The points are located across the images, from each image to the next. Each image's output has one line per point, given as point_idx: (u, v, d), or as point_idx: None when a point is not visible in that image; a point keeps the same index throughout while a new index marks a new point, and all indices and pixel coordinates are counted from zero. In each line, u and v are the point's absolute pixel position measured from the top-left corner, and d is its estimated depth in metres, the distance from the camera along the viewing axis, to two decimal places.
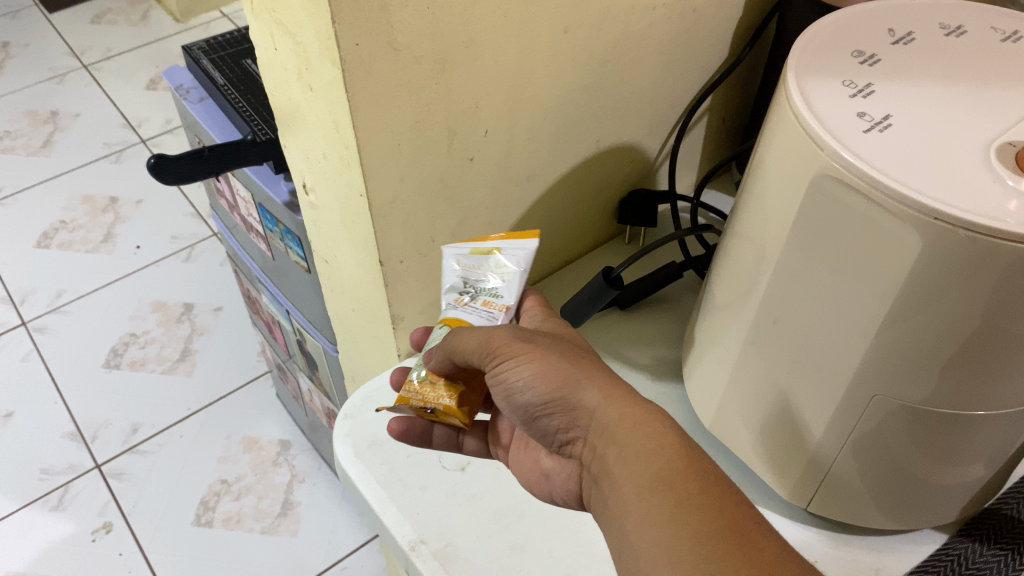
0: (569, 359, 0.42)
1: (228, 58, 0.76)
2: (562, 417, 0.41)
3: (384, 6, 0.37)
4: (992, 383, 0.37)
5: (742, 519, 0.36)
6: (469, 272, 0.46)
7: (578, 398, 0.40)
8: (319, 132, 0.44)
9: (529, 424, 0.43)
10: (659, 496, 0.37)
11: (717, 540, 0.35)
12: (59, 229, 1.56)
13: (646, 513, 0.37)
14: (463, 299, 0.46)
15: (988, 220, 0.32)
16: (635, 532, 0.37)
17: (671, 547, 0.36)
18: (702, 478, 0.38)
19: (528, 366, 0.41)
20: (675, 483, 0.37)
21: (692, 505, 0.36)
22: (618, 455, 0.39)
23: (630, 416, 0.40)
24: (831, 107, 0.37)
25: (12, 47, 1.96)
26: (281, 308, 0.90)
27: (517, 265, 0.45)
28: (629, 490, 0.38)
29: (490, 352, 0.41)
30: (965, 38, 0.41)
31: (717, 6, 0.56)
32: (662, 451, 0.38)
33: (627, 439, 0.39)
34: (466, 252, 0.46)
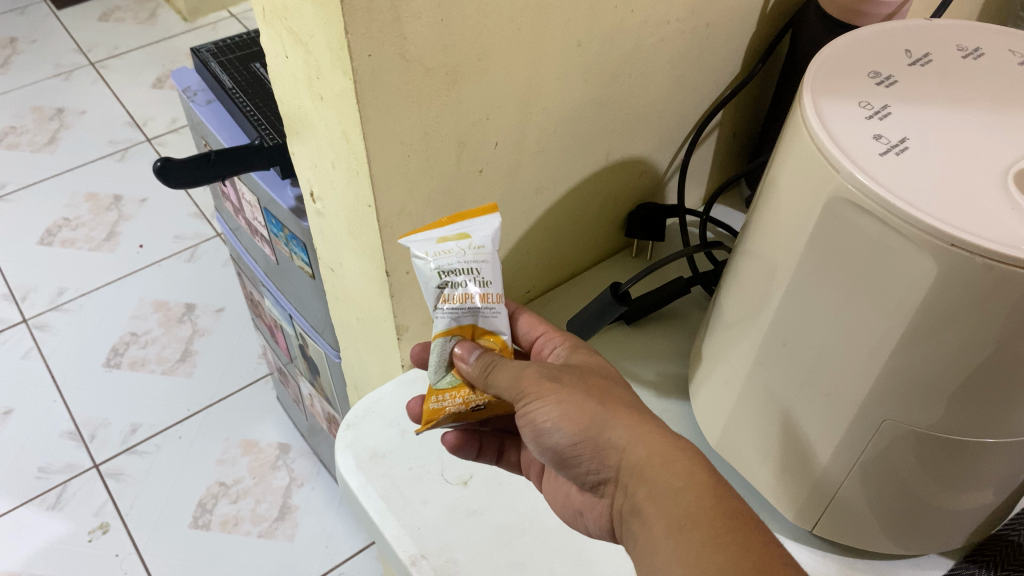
0: (597, 397, 0.42)
1: (236, 60, 0.76)
2: (592, 456, 0.41)
3: (397, 17, 0.37)
4: (1002, 410, 0.37)
5: (770, 557, 0.37)
6: (446, 264, 0.39)
7: (608, 437, 0.41)
8: (327, 141, 0.44)
9: (561, 464, 0.43)
10: (686, 533, 0.38)
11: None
12: (62, 227, 1.56)
13: (675, 554, 0.37)
14: (449, 296, 0.40)
15: (1004, 247, 0.31)
16: (665, 570, 0.38)
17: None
18: (730, 516, 0.38)
19: (555, 405, 0.41)
20: (702, 521, 0.38)
21: (719, 544, 0.37)
22: (646, 492, 0.40)
23: (658, 453, 0.40)
24: (846, 128, 0.37)
25: (19, 43, 1.96)
26: (283, 313, 0.89)
27: (493, 249, 0.39)
28: (658, 528, 0.39)
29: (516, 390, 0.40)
30: (982, 61, 0.41)
31: (731, 21, 0.55)
32: (691, 489, 0.39)
33: (656, 478, 0.39)
34: (432, 242, 0.39)
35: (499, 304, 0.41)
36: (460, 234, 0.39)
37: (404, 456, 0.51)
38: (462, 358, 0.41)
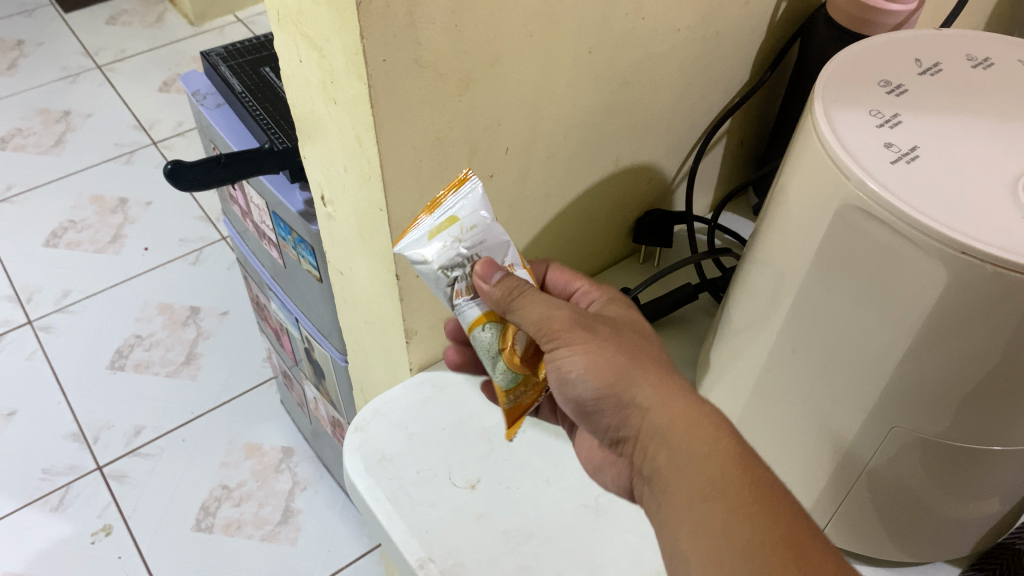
0: (627, 354, 0.43)
1: (246, 65, 0.76)
2: (616, 412, 0.43)
3: (412, 23, 0.37)
4: (1009, 419, 0.37)
5: (797, 529, 0.37)
6: (450, 259, 0.41)
7: (632, 395, 0.42)
8: (340, 144, 0.44)
9: (585, 413, 0.44)
10: (713, 504, 0.38)
11: (770, 555, 0.37)
12: (67, 229, 1.57)
13: (699, 524, 0.38)
14: (461, 290, 0.42)
15: (1014, 255, 0.31)
16: (689, 538, 0.39)
17: (724, 560, 0.37)
18: (758, 487, 0.38)
19: (581, 356, 0.42)
20: (729, 492, 0.38)
21: (747, 517, 0.38)
22: (670, 458, 0.41)
23: (681, 417, 0.41)
24: (857, 137, 0.37)
25: (26, 46, 1.97)
26: (289, 316, 0.90)
27: (485, 221, 0.41)
28: (682, 496, 0.40)
29: (547, 334, 0.42)
30: (991, 71, 0.41)
31: (740, 29, 0.56)
32: (715, 457, 0.39)
33: (677, 441, 0.41)
34: (425, 242, 0.41)
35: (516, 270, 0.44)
36: (446, 221, 0.41)
37: (411, 459, 0.51)
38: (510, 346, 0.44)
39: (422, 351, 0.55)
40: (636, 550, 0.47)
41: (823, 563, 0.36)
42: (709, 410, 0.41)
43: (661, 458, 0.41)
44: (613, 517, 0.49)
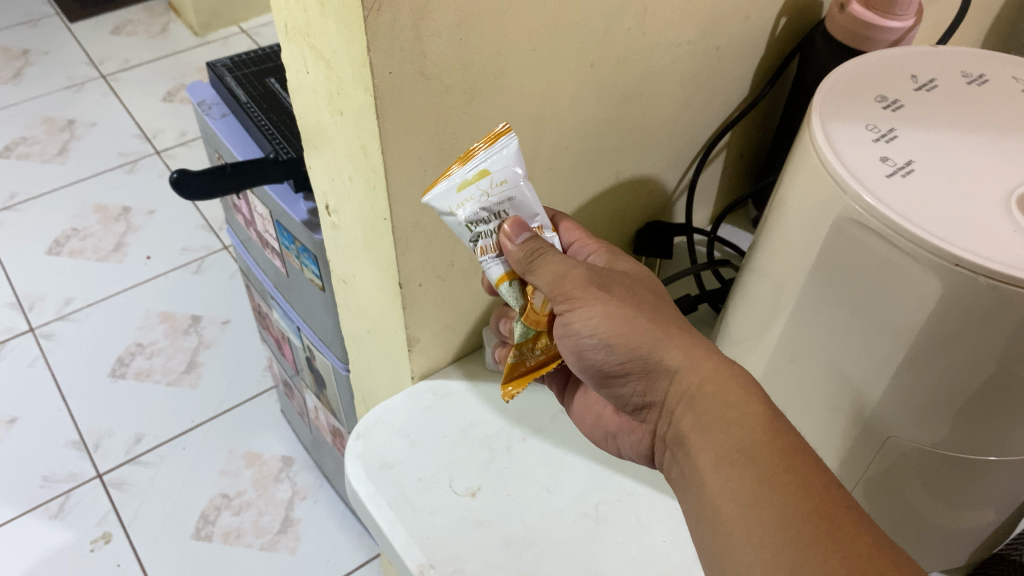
0: (648, 315, 0.43)
1: (252, 75, 0.77)
2: (640, 374, 0.43)
3: (418, 35, 0.38)
4: (1004, 429, 0.38)
5: (833, 500, 0.35)
6: (476, 214, 0.40)
7: (658, 357, 0.42)
8: (345, 155, 0.45)
9: (605, 377, 0.44)
10: (742, 469, 0.37)
11: (802, 523, 0.35)
12: (70, 237, 1.58)
13: (726, 488, 0.37)
14: (486, 246, 0.41)
15: (1008, 268, 0.32)
16: (714, 504, 0.37)
17: (752, 527, 0.36)
18: (789, 453, 0.37)
19: (602, 317, 0.42)
20: (759, 459, 0.37)
21: (778, 484, 0.36)
22: (698, 422, 0.40)
23: (710, 380, 0.40)
24: (854, 151, 0.38)
25: (32, 55, 1.98)
26: (291, 325, 0.90)
27: (516, 176, 0.40)
28: (708, 462, 0.39)
29: (563, 295, 0.42)
30: (986, 87, 0.42)
31: (741, 44, 0.56)
32: (745, 422, 0.38)
33: (707, 405, 0.40)
34: (455, 193, 0.39)
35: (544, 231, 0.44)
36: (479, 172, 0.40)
37: (414, 466, 0.52)
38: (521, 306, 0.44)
39: (424, 359, 0.56)
40: (636, 558, 0.48)
41: (859, 537, 0.34)
42: (737, 373, 0.40)
43: (688, 421, 0.41)
44: (614, 525, 0.49)
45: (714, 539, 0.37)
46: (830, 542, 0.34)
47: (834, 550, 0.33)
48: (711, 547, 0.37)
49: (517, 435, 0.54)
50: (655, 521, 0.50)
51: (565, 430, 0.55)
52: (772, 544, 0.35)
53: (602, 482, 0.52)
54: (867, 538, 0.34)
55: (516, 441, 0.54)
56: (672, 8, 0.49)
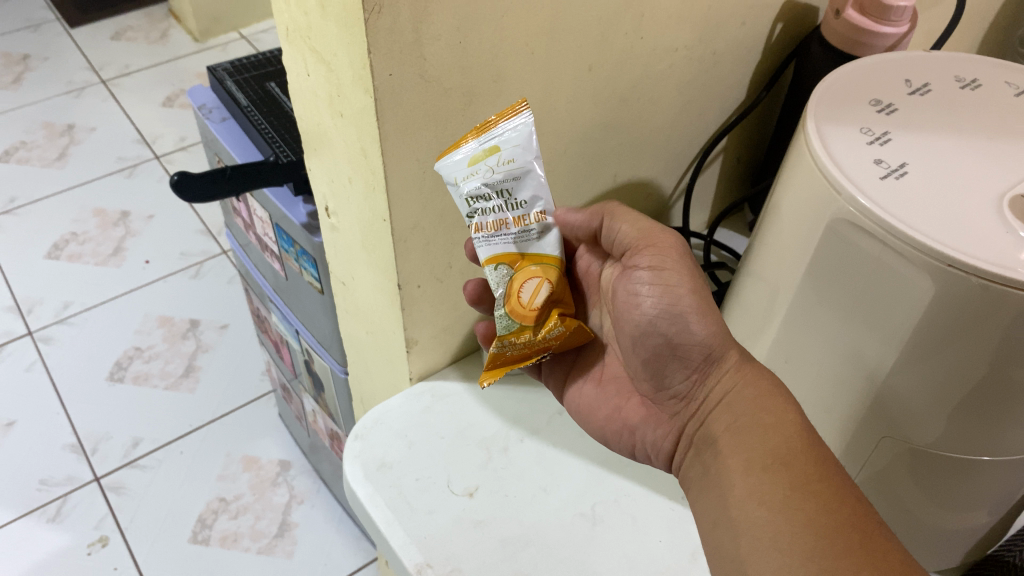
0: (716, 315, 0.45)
1: (252, 79, 0.77)
2: (697, 365, 0.45)
3: (418, 39, 0.38)
4: (997, 429, 0.38)
5: (860, 512, 0.37)
6: (477, 188, 0.42)
7: (722, 354, 0.44)
8: (345, 157, 0.45)
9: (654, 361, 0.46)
10: (775, 475, 0.39)
11: (834, 531, 0.36)
12: (69, 241, 1.58)
13: (755, 492, 0.39)
14: (480, 224, 0.43)
15: (1000, 268, 0.32)
16: (739, 506, 0.39)
17: (782, 531, 0.37)
18: (821, 464, 0.39)
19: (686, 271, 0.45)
20: (794, 465, 0.39)
21: (808, 491, 0.38)
22: (734, 422, 0.42)
23: (757, 386, 0.43)
24: (848, 153, 0.38)
25: (32, 60, 1.99)
26: (290, 328, 0.91)
27: (524, 157, 0.42)
28: (739, 467, 0.40)
29: (646, 245, 0.45)
30: (979, 91, 0.42)
31: (737, 50, 0.57)
32: (782, 431, 0.41)
33: (748, 404, 0.42)
34: (464, 166, 0.41)
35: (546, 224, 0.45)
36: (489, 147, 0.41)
37: (411, 467, 0.52)
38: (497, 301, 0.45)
39: (422, 361, 0.56)
40: (631, 559, 0.48)
41: (889, 551, 0.36)
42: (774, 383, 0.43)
43: (723, 422, 0.43)
44: (610, 526, 0.50)
45: (737, 544, 0.38)
46: (861, 552, 0.35)
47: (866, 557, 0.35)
48: (734, 554, 0.38)
49: (515, 436, 0.54)
50: (651, 522, 0.50)
51: (561, 432, 0.55)
52: (803, 550, 0.36)
53: (599, 484, 0.52)
54: (896, 554, 0.36)
55: (513, 442, 0.54)
56: (669, 13, 0.49)
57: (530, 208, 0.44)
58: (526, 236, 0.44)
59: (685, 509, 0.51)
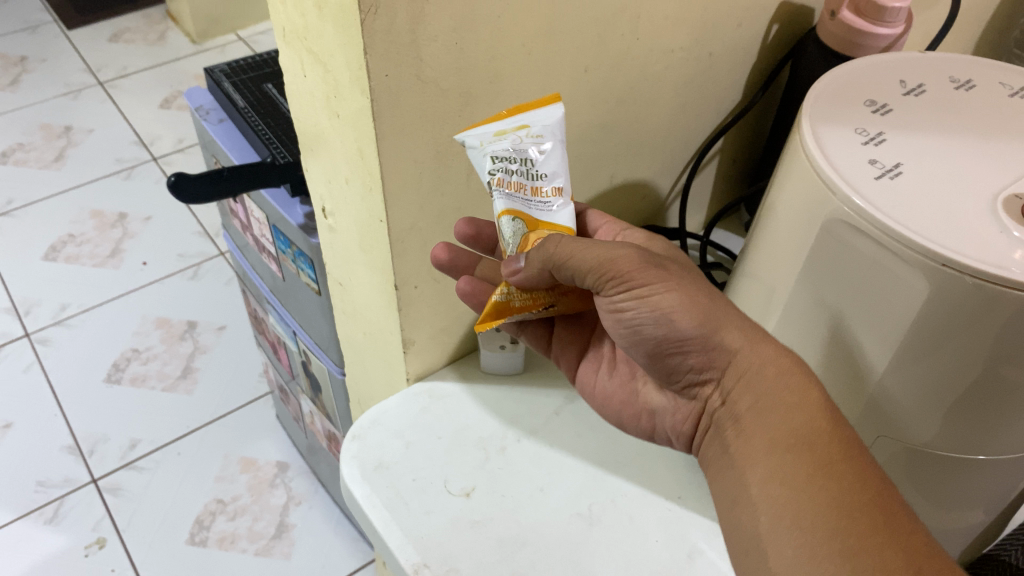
0: (708, 295, 0.43)
1: (250, 81, 0.77)
2: (699, 356, 0.43)
3: (415, 39, 0.38)
4: (991, 428, 0.38)
5: (884, 493, 0.38)
6: (504, 150, 0.42)
7: (720, 339, 0.42)
8: (342, 157, 0.45)
9: (656, 360, 0.45)
10: (798, 456, 0.40)
11: (856, 514, 0.38)
12: (66, 243, 1.58)
13: (777, 472, 0.40)
14: (501, 180, 0.43)
15: (994, 268, 0.32)
16: (760, 487, 0.41)
17: (804, 514, 0.38)
18: (843, 442, 0.40)
19: (664, 293, 0.42)
20: (818, 446, 0.40)
21: (831, 473, 0.39)
22: (756, 402, 0.42)
23: (772, 363, 0.42)
24: (844, 153, 0.38)
25: (29, 62, 1.99)
26: (287, 330, 0.91)
27: (552, 135, 0.43)
28: (763, 446, 0.41)
29: (613, 278, 0.42)
30: (973, 92, 0.42)
31: (733, 51, 0.57)
32: (804, 408, 0.41)
33: (769, 386, 0.41)
34: (490, 133, 0.42)
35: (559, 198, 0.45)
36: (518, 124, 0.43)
37: (409, 467, 0.52)
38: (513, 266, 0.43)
39: (419, 361, 0.56)
40: (628, 559, 0.48)
41: (910, 532, 0.37)
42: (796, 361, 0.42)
43: (744, 403, 0.43)
44: (607, 526, 0.50)
45: (758, 524, 0.40)
46: (880, 537, 0.37)
47: (887, 542, 0.37)
48: (754, 530, 0.40)
49: (512, 437, 0.54)
50: (649, 522, 0.50)
51: (558, 433, 0.55)
52: (824, 531, 0.38)
53: (596, 484, 0.52)
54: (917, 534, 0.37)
55: (510, 442, 0.54)
56: (665, 13, 0.50)
57: (549, 180, 0.44)
58: (542, 205, 0.45)
59: (681, 509, 0.51)
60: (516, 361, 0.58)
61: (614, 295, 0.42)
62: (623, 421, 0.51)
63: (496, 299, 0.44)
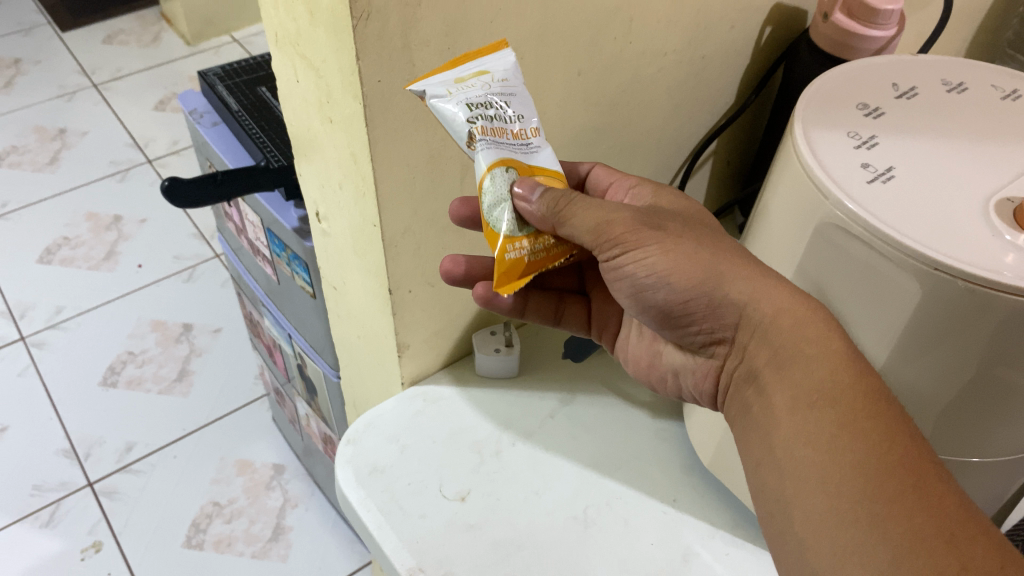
0: (708, 248, 0.41)
1: (243, 84, 0.77)
2: (706, 315, 0.41)
3: (407, 44, 0.38)
4: (985, 430, 0.38)
5: (916, 451, 0.34)
6: (477, 96, 0.39)
7: (725, 293, 0.40)
8: (335, 161, 0.45)
9: (668, 319, 0.43)
10: (821, 413, 0.37)
11: (884, 476, 0.34)
12: (61, 246, 1.57)
13: (800, 433, 0.37)
14: (479, 128, 0.39)
15: (986, 272, 0.32)
16: (785, 449, 0.37)
17: (829, 476, 0.35)
18: (871, 398, 0.36)
19: (659, 256, 0.40)
20: (840, 403, 0.36)
21: (856, 432, 0.35)
22: (774, 356, 0.39)
23: (788, 313, 0.39)
24: (836, 157, 0.38)
25: (23, 64, 1.98)
26: (282, 332, 0.91)
27: (515, 78, 0.41)
28: (784, 404, 0.38)
29: (609, 240, 0.39)
30: (966, 95, 0.42)
31: (726, 53, 0.57)
32: (828, 361, 0.37)
33: (785, 338, 0.38)
34: (453, 80, 0.39)
35: (536, 142, 0.42)
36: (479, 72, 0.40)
37: (403, 471, 0.52)
38: (523, 198, 0.39)
39: (414, 365, 0.56)
40: (623, 561, 0.48)
41: (945, 495, 0.33)
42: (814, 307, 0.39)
43: (761, 358, 0.40)
44: (601, 529, 0.50)
45: (783, 490, 0.37)
46: (912, 500, 0.33)
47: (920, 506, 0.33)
48: (780, 496, 0.37)
49: (507, 440, 0.54)
50: (644, 525, 0.50)
51: (553, 436, 0.55)
52: (850, 496, 0.34)
53: (592, 487, 0.52)
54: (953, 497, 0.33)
55: (505, 446, 0.54)
56: (658, 16, 0.50)
57: (526, 123, 0.41)
58: (524, 149, 0.41)
59: (676, 512, 0.51)
60: (511, 364, 0.58)
61: (611, 257, 0.40)
62: (654, 382, 0.51)
63: (509, 256, 0.40)
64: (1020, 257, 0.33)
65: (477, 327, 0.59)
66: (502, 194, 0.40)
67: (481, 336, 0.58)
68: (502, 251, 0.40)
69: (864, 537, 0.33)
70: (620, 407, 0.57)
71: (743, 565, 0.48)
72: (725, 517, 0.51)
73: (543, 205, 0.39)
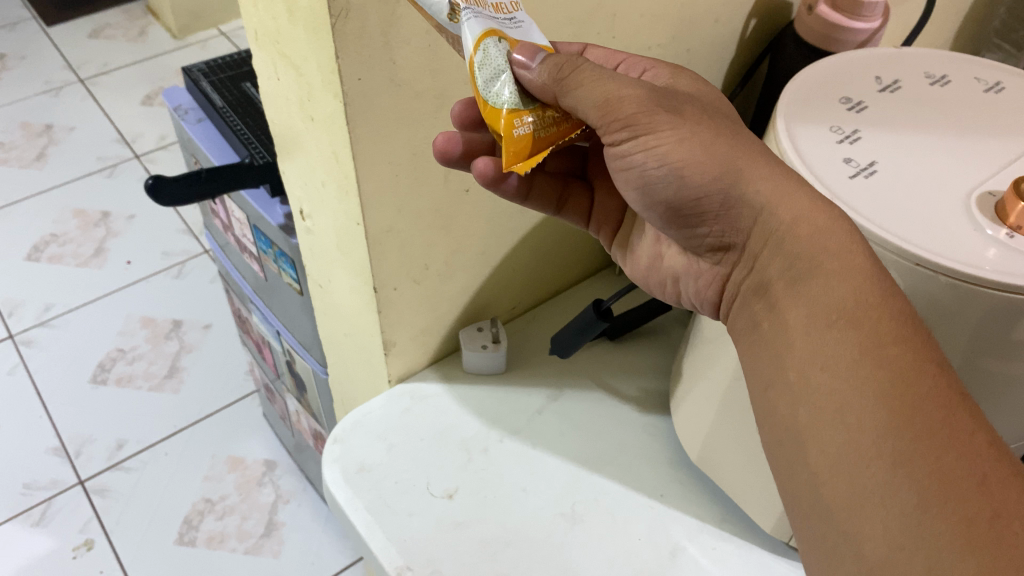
0: (726, 141, 0.37)
1: (228, 80, 0.77)
2: (719, 213, 0.37)
3: (388, 42, 0.38)
4: None
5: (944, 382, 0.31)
6: None
7: (742, 192, 0.36)
8: (318, 160, 0.45)
9: (675, 215, 0.39)
10: (842, 334, 0.33)
11: (910, 407, 0.31)
12: (50, 243, 1.56)
13: (815, 354, 0.34)
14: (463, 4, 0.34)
15: (968, 266, 0.32)
16: (799, 371, 0.34)
17: (849, 403, 0.32)
18: (896, 320, 0.33)
19: (672, 143, 0.36)
20: (864, 324, 0.33)
21: (880, 356, 0.32)
22: (789, 271, 0.36)
23: (807, 223, 0.35)
24: (819, 152, 0.38)
25: (8, 59, 1.97)
26: (271, 329, 0.90)
27: None
28: (799, 321, 0.35)
29: (618, 120, 0.35)
30: (949, 88, 0.42)
31: (711, 46, 0.57)
32: (849, 277, 0.34)
33: (805, 250, 0.35)
34: None
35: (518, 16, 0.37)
36: None
37: (390, 469, 0.52)
38: (522, 66, 0.35)
39: (400, 362, 0.56)
40: (611, 558, 0.48)
41: (975, 432, 0.30)
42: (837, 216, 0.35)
43: (776, 266, 0.36)
44: (589, 525, 0.50)
45: (795, 417, 0.33)
46: (942, 438, 0.30)
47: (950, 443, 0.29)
48: (790, 425, 0.34)
49: (494, 437, 0.54)
50: (631, 520, 0.50)
51: (540, 432, 0.55)
52: (872, 426, 0.31)
53: (579, 482, 0.52)
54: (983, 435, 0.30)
55: (492, 443, 0.54)
56: (642, 12, 0.50)
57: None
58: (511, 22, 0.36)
59: (663, 507, 0.51)
60: (498, 360, 0.58)
61: (617, 141, 0.36)
62: (652, 286, 0.47)
63: (518, 132, 0.35)
64: (1001, 252, 0.33)
65: (464, 323, 0.58)
66: (499, 65, 0.35)
67: (468, 333, 0.58)
68: (511, 127, 0.35)
69: (885, 474, 0.30)
70: (607, 403, 0.57)
71: (729, 559, 0.49)
72: (712, 511, 0.51)
73: (546, 71, 0.35)
